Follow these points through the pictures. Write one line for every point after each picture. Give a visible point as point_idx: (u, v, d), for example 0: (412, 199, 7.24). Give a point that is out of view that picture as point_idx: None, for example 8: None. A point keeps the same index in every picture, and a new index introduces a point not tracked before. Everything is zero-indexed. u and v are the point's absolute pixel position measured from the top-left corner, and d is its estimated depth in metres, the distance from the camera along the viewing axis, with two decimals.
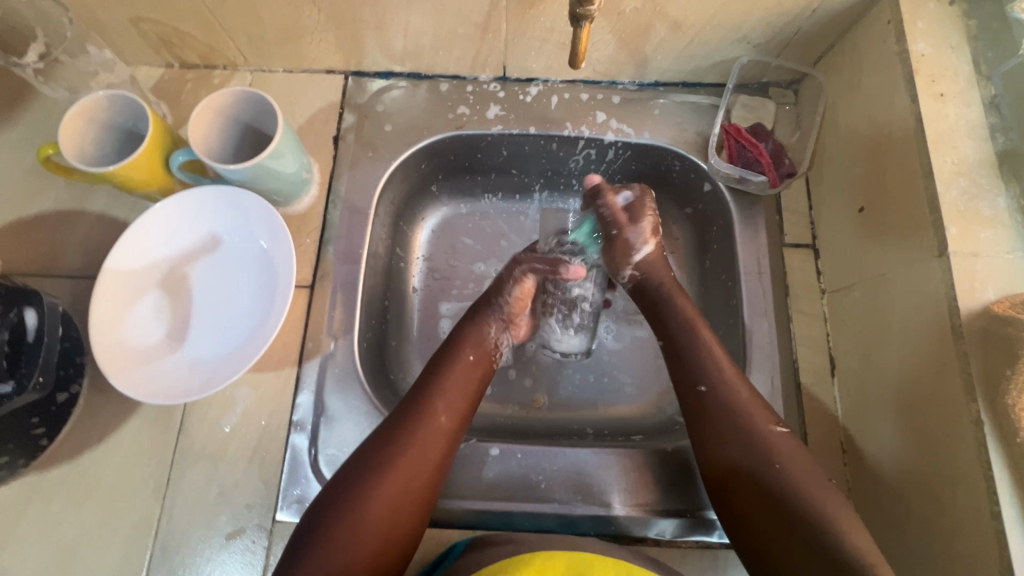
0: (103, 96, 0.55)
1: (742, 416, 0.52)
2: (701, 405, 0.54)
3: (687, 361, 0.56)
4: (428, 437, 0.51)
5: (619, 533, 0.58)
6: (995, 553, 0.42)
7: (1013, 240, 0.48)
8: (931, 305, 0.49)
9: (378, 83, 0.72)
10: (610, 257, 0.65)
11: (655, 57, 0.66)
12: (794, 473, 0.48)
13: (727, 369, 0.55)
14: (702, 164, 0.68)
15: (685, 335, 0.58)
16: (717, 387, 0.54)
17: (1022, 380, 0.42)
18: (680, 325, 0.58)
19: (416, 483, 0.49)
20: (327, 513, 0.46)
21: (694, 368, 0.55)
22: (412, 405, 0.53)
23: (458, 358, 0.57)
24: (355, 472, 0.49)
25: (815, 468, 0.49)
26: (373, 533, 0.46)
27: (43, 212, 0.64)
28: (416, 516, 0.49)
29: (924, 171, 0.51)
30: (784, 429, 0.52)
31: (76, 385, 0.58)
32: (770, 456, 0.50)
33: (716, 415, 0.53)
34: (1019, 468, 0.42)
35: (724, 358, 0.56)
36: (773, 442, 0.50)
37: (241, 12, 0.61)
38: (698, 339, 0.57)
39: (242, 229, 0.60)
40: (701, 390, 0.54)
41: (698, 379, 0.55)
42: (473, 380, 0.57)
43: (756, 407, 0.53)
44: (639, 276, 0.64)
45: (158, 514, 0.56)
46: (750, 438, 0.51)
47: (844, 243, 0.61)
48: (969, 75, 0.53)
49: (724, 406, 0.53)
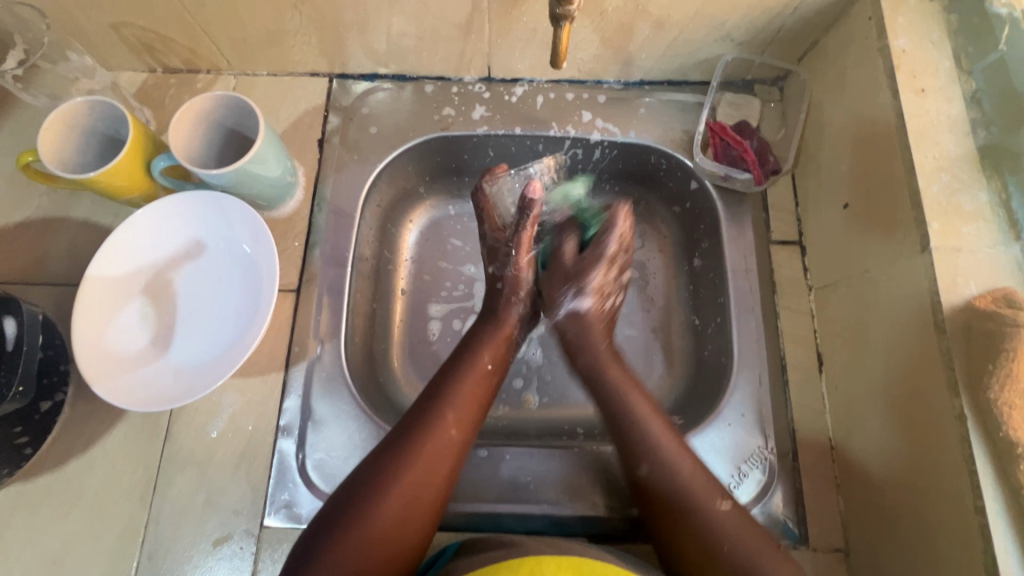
0: (83, 102, 0.55)
1: (688, 494, 0.50)
2: (638, 487, 0.53)
3: (625, 445, 0.54)
4: (441, 447, 0.50)
5: (608, 533, 0.58)
6: (980, 548, 0.42)
7: (996, 234, 0.48)
8: (914, 300, 0.49)
9: (363, 85, 0.71)
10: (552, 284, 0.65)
11: (639, 56, 0.66)
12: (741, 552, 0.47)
13: (668, 443, 0.53)
14: (688, 162, 0.68)
15: (624, 413, 0.56)
16: (655, 467, 0.52)
17: (1004, 375, 0.42)
18: (614, 404, 0.57)
19: (426, 492, 0.49)
20: (335, 527, 0.45)
21: (634, 450, 0.54)
22: (424, 416, 0.52)
23: (472, 365, 0.57)
24: (363, 481, 0.48)
25: (761, 541, 0.48)
26: (381, 547, 0.45)
27: (26, 219, 0.63)
28: (425, 526, 0.48)
29: (907, 166, 0.51)
30: (730, 504, 0.50)
31: (61, 393, 0.57)
32: (719, 539, 0.48)
33: (658, 501, 0.51)
34: (1002, 462, 0.42)
35: (664, 432, 0.54)
36: (716, 517, 0.49)
37: (221, 15, 0.60)
38: (640, 421, 0.55)
39: (225, 234, 0.59)
40: (642, 471, 0.52)
41: (639, 457, 0.53)
42: (485, 388, 0.56)
43: (702, 481, 0.51)
44: (568, 318, 0.64)
45: (145, 521, 0.56)
46: (698, 521, 0.49)
47: (830, 239, 0.61)
48: (951, 70, 0.53)
49: (666, 488, 0.51)
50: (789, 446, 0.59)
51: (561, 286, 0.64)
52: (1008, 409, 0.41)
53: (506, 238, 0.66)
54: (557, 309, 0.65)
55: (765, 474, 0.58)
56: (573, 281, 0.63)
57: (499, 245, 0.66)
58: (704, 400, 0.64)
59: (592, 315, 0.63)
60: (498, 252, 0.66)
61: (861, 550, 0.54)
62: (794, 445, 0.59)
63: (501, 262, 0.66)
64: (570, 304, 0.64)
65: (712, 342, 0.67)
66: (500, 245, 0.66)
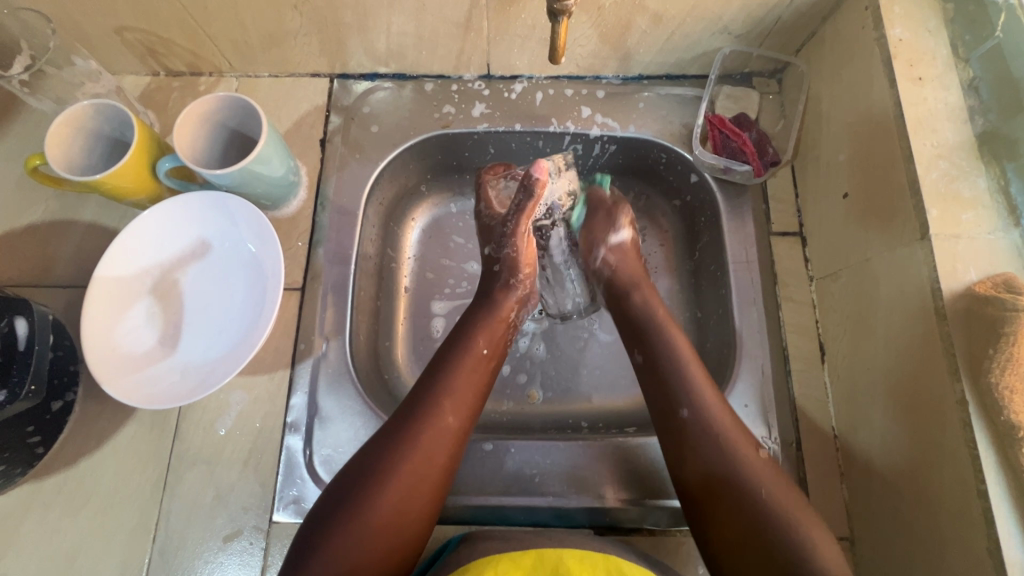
0: (88, 105, 0.56)
1: (727, 446, 0.49)
2: (680, 431, 0.51)
3: (665, 389, 0.53)
4: (438, 437, 0.50)
5: (613, 524, 0.58)
6: (983, 532, 0.43)
7: (995, 220, 0.48)
8: (916, 288, 0.49)
9: (363, 85, 0.72)
10: (589, 234, 0.67)
11: (638, 51, 0.67)
12: (773, 496, 0.47)
13: (704, 389, 0.53)
14: (687, 155, 0.69)
15: (663, 348, 0.56)
16: (698, 408, 0.51)
17: (1005, 359, 0.42)
18: (658, 342, 0.56)
19: (423, 481, 0.49)
20: (333, 521, 0.46)
21: (674, 391, 0.53)
22: (420, 406, 0.52)
23: (468, 350, 0.56)
24: (361, 473, 0.48)
25: (794, 496, 0.47)
26: (381, 539, 0.46)
27: (34, 222, 0.64)
28: (426, 514, 0.49)
29: (905, 155, 0.51)
30: (765, 454, 0.50)
31: (71, 393, 0.58)
32: (757, 487, 0.47)
33: (696, 445, 0.50)
34: (1005, 446, 0.42)
35: (701, 376, 0.54)
36: (754, 469, 0.48)
37: (223, 18, 0.61)
38: (680, 366, 0.54)
39: (231, 233, 0.60)
40: (682, 414, 0.52)
41: (681, 402, 0.52)
42: (482, 372, 0.56)
43: (740, 432, 0.51)
44: (613, 260, 0.65)
45: (155, 518, 0.56)
46: (733, 471, 0.48)
47: (830, 229, 0.62)
48: (948, 58, 0.53)
49: (703, 433, 0.50)
50: (793, 436, 0.59)
51: (597, 229, 0.67)
52: (1009, 392, 0.41)
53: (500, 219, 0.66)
54: (595, 250, 0.66)
55: None
56: (600, 225, 0.67)
57: (493, 225, 0.66)
58: None
59: (623, 253, 0.65)
60: (492, 232, 0.66)
61: (866, 537, 0.55)
62: (798, 435, 0.60)
63: (497, 242, 0.65)
64: (610, 245, 0.66)
65: (715, 333, 0.67)
66: (494, 225, 0.66)
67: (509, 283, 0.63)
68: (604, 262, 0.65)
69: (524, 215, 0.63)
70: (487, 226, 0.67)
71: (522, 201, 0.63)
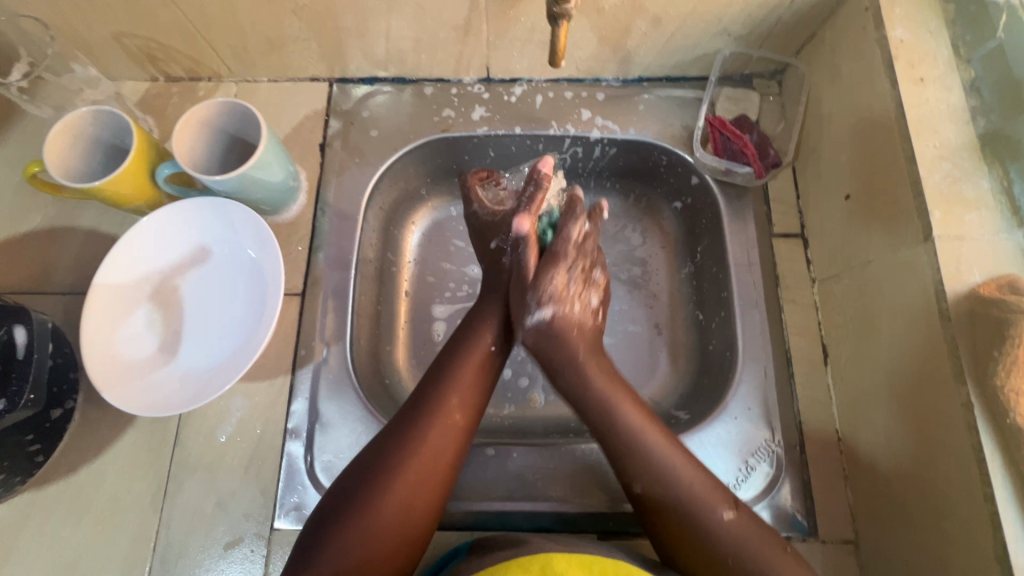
0: (87, 111, 0.55)
1: (686, 508, 0.49)
2: (639, 505, 0.51)
3: (618, 463, 0.53)
4: (444, 432, 0.50)
5: (617, 529, 0.58)
6: (990, 532, 0.42)
7: (998, 221, 0.48)
8: (919, 289, 0.49)
9: (363, 89, 0.72)
10: (515, 296, 0.58)
11: (637, 53, 0.67)
12: (743, 551, 0.47)
13: (660, 457, 0.51)
14: (688, 158, 0.68)
15: (608, 421, 0.53)
16: (649, 485, 0.51)
17: (1010, 362, 0.41)
18: (604, 419, 0.53)
19: (430, 477, 0.49)
20: (339, 515, 0.46)
21: (625, 467, 0.52)
22: (426, 402, 0.52)
23: (475, 346, 0.56)
24: (366, 472, 0.48)
25: (768, 544, 0.48)
26: (386, 534, 0.45)
27: (34, 229, 0.64)
28: (432, 510, 0.48)
29: (907, 156, 0.51)
30: (733, 509, 0.49)
31: (71, 400, 0.58)
32: (722, 547, 0.48)
33: (658, 514, 0.50)
34: (1011, 450, 0.42)
35: (658, 443, 0.52)
36: (717, 528, 0.48)
37: (222, 23, 0.61)
38: (631, 436, 0.52)
39: (231, 238, 0.60)
40: (637, 488, 0.51)
41: (632, 477, 0.51)
42: (489, 368, 0.56)
43: (705, 488, 0.50)
44: (537, 338, 0.57)
45: (156, 526, 0.56)
46: (699, 531, 0.48)
47: (833, 231, 0.62)
48: (949, 58, 0.53)
49: (661, 501, 0.50)
50: (796, 439, 0.59)
51: (516, 301, 0.58)
52: (1015, 395, 0.41)
53: (508, 213, 0.63)
54: (520, 325, 0.58)
55: (772, 467, 0.58)
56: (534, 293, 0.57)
57: (498, 221, 0.64)
58: (710, 393, 0.64)
59: (556, 329, 0.57)
60: (497, 226, 0.64)
61: (871, 541, 0.54)
62: (801, 437, 0.59)
63: (504, 236, 0.63)
64: (535, 320, 0.57)
65: (717, 336, 0.67)
66: (500, 220, 0.64)
67: (518, 280, 0.62)
68: (529, 337, 0.57)
69: (535, 208, 0.61)
70: (489, 223, 0.65)
71: (531, 193, 0.61)
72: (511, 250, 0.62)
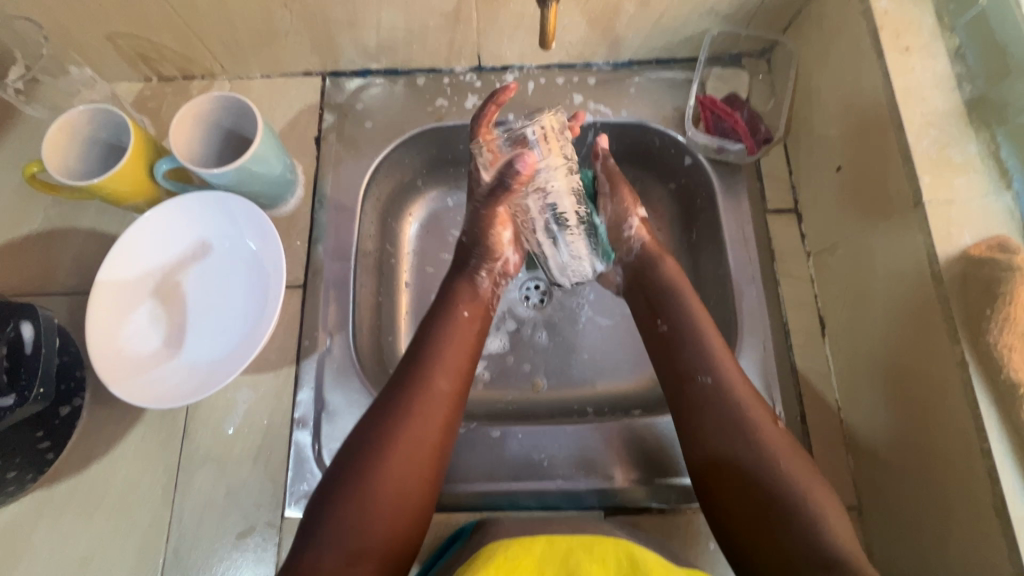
0: (84, 110, 0.56)
1: (742, 411, 0.50)
2: (701, 398, 0.51)
3: (684, 360, 0.54)
4: (430, 401, 0.50)
5: (624, 504, 0.58)
6: (988, 491, 0.43)
7: (986, 184, 0.49)
8: (912, 256, 0.50)
9: (356, 81, 0.72)
10: (617, 207, 0.64)
11: (626, 36, 0.67)
12: (784, 463, 0.47)
13: (725, 360, 0.53)
14: (680, 138, 0.69)
15: (687, 325, 0.56)
16: (720, 379, 0.52)
17: (1002, 318, 0.42)
18: (682, 316, 0.56)
19: (422, 448, 0.49)
20: (338, 492, 0.46)
21: (695, 361, 0.53)
22: (411, 372, 0.52)
23: (452, 316, 0.56)
24: (358, 447, 0.48)
25: (798, 460, 0.48)
26: (387, 506, 0.46)
27: (33, 232, 0.64)
28: (430, 481, 0.49)
29: (896, 125, 0.52)
30: (780, 424, 0.50)
31: (79, 398, 0.58)
32: (770, 457, 0.48)
33: (714, 411, 0.51)
34: (1004, 403, 0.43)
35: (720, 345, 0.54)
36: (770, 438, 0.49)
37: (214, 19, 0.62)
38: (704, 339, 0.54)
39: (230, 232, 0.61)
40: (704, 381, 0.52)
41: (702, 369, 0.53)
42: (470, 335, 0.56)
43: (756, 400, 0.51)
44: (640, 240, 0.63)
45: (168, 518, 0.57)
46: (749, 440, 0.49)
47: (826, 205, 0.62)
48: (933, 27, 0.54)
49: (721, 400, 0.51)
50: (797, 411, 0.60)
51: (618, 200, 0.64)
52: (1008, 350, 0.42)
53: (477, 194, 0.62)
54: (625, 226, 0.64)
55: None
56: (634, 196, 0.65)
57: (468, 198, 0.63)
58: None
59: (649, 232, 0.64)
60: (468, 198, 0.62)
61: (873, 505, 0.55)
62: (802, 410, 0.60)
63: (465, 220, 0.63)
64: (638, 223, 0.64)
65: (716, 313, 0.67)
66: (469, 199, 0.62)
67: (484, 262, 0.61)
68: (637, 239, 0.63)
69: (496, 210, 0.61)
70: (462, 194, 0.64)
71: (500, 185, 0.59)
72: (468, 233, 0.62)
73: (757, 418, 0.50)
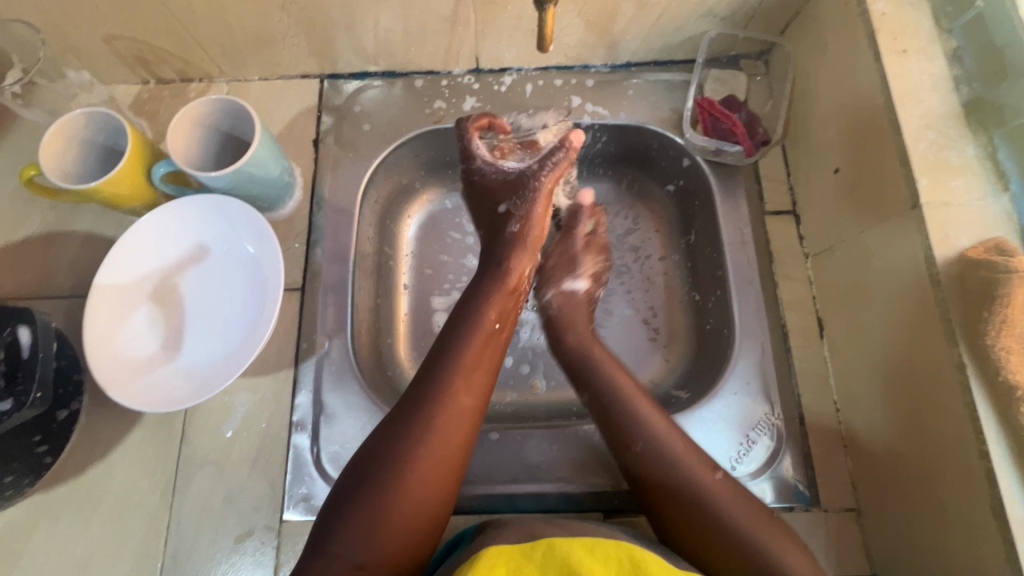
0: (81, 114, 0.56)
1: (682, 469, 0.50)
2: (637, 466, 0.52)
3: (617, 428, 0.54)
4: (452, 417, 0.50)
5: (623, 508, 0.58)
6: (986, 493, 0.43)
7: (984, 186, 0.49)
8: (910, 258, 0.50)
9: (354, 83, 0.72)
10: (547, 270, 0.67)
11: (624, 38, 0.67)
12: (735, 516, 0.47)
13: (655, 420, 0.53)
14: (678, 140, 0.69)
15: (610, 392, 0.56)
16: (650, 444, 0.52)
17: (999, 321, 0.42)
18: (608, 384, 0.57)
19: (443, 464, 0.48)
20: (354, 502, 0.46)
21: (626, 431, 0.54)
22: (434, 383, 0.51)
23: (478, 325, 0.56)
24: (376, 460, 0.47)
25: (755, 507, 0.48)
26: (405, 522, 0.46)
27: (31, 235, 0.64)
28: (448, 496, 0.49)
29: (893, 127, 0.52)
30: (723, 473, 0.51)
31: (77, 402, 0.58)
32: (719, 510, 0.48)
33: (653, 475, 0.51)
34: (1002, 406, 0.43)
35: (646, 404, 0.55)
36: (716, 489, 0.49)
37: (211, 21, 0.61)
38: (632, 405, 0.55)
39: (228, 236, 0.60)
40: (636, 450, 0.52)
41: (633, 438, 0.53)
42: (493, 346, 0.56)
43: (694, 454, 0.51)
44: (556, 307, 0.65)
45: (167, 522, 0.57)
46: (695, 498, 0.49)
47: (824, 206, 0.62)
48: (930, 29, 0.54)
49: (658, 464, 0.51)
50: (795, 412, 0.60)
51: (557, 268, 0.66)
52: (1005, 353, 0.42)
53: (524, 171, 0.63)
54: (548, 288, 0.66)
55: (773, 440, 0.59)
56: (560, 273, 0.66)
57: (510, 181, 0.63)
58: (709, 371, 0.65)
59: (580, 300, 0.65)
60: (512, 187, 0.63)
61: (871, 507, 0.56)
62: (800, 411, 0.60)
63: (516, 199, 0.63)
64: (557, 289, 0.65)
65: (714, 315, 0.67)
66: (516, 179, 0.63)
67: (523, 251, 0.61)
68: (547, 304, 0.65)
69: (557, 175, 0.62)
70: (498, 181, 0.64)
71: (554, 158, 0.62)
72: (519, 214, 0.62)
73: (696, 472, 0.50)
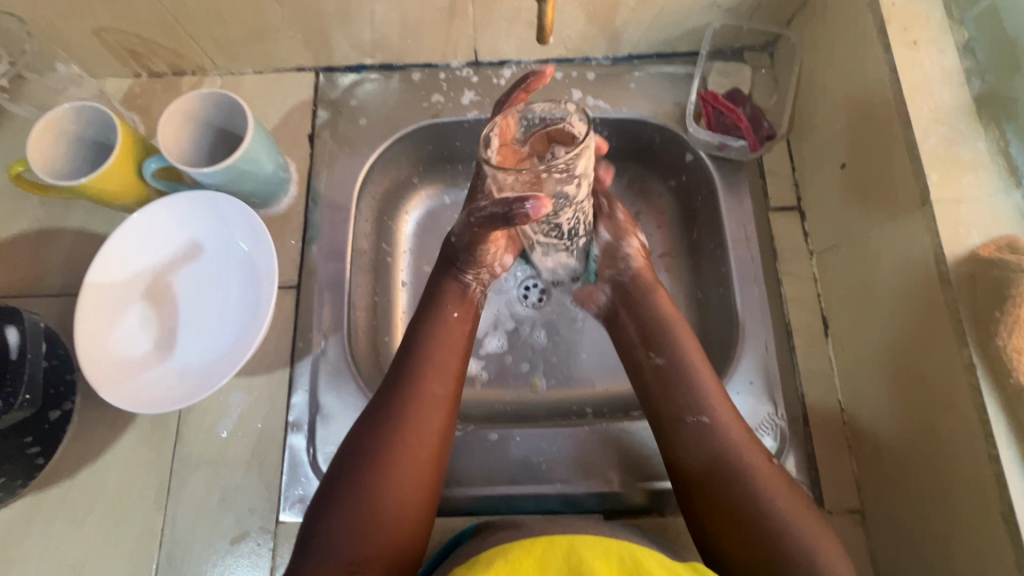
0: (68, 108, 0.55)
1: (739, 452, 0.48)
2: (690, 436, 0.50)
3: (678, 393, 0.52)
4: (425, 408, 0.49)
5: (624, 508, 0.58)
6: (996, 498, 0.42)
7: (996, 182, 0.47)
8: (920, 257, 0.48)
9: (350, 77, 0.71)
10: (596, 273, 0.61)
11: (626, 30, 0.66)
12: (783, 506, 0.46)
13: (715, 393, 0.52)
14: (681, 134, 0.68)
15: (678, 359, 0.54)
16: (714, 419, 0.50)
17: (1013, 321, 0.41)
18: (672, 348, 0.54)
19: (422, 456, 0.48)
20: (338, 498, 0.45)
21: (687, 399, 0.51)
22: (405, 375, 0.50)
23: (442, 320, 0.54)
24: (356, 459, 0.46)
25: (801, 500, 0.47)
26: (389, 518, 0.45)
27: (22, 232, 0.63)
28: (432, 489, 0.48)
29: (903, 121, 0.50)
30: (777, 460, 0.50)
31: (70, 402, 0.57)
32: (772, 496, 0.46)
33: (705, 448, 0.49)
34: (1015, 408, 0.42)
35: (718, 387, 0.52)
36: (767, 477, 0.47)
37: (202, 14, 0.60)
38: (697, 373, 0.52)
39: (221, 233, 0.59)
40: (701, 420, 0.50)
41: (696, 409, 0.51)
42: (462, 336, 0.54)
43: (749, 438, 0.50)
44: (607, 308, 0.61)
45: (161, 523, 0.56)
46: (751, 482, 0.47)
47: (830, 202, 0.61)
48: (942, 20, 0.52)
49: (717, 442, 0.49)
50: (799, 412, 0.59)
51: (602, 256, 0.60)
52: (1018, 354, 0.41)
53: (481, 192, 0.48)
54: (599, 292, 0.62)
55: (777, 441, 0.58)
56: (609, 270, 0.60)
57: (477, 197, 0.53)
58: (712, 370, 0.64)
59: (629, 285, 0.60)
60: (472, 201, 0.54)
61: (877, 509, 0.55)
62: (804, 410, 0.59)
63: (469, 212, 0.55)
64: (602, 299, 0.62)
65: (717, 313, 0.66)
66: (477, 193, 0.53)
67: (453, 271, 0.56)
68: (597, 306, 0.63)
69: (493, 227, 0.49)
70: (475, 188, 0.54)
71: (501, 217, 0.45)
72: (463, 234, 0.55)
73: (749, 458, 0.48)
